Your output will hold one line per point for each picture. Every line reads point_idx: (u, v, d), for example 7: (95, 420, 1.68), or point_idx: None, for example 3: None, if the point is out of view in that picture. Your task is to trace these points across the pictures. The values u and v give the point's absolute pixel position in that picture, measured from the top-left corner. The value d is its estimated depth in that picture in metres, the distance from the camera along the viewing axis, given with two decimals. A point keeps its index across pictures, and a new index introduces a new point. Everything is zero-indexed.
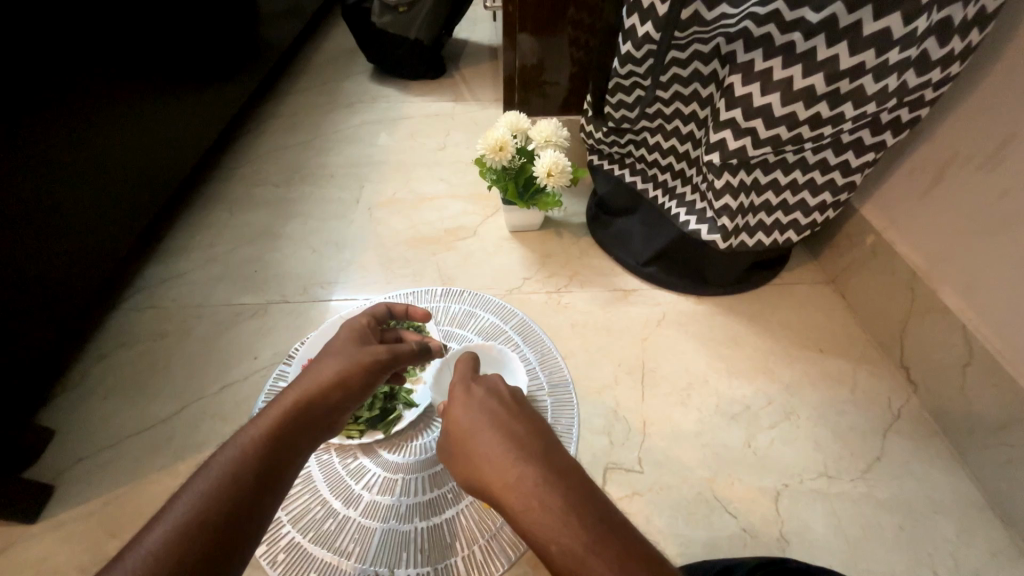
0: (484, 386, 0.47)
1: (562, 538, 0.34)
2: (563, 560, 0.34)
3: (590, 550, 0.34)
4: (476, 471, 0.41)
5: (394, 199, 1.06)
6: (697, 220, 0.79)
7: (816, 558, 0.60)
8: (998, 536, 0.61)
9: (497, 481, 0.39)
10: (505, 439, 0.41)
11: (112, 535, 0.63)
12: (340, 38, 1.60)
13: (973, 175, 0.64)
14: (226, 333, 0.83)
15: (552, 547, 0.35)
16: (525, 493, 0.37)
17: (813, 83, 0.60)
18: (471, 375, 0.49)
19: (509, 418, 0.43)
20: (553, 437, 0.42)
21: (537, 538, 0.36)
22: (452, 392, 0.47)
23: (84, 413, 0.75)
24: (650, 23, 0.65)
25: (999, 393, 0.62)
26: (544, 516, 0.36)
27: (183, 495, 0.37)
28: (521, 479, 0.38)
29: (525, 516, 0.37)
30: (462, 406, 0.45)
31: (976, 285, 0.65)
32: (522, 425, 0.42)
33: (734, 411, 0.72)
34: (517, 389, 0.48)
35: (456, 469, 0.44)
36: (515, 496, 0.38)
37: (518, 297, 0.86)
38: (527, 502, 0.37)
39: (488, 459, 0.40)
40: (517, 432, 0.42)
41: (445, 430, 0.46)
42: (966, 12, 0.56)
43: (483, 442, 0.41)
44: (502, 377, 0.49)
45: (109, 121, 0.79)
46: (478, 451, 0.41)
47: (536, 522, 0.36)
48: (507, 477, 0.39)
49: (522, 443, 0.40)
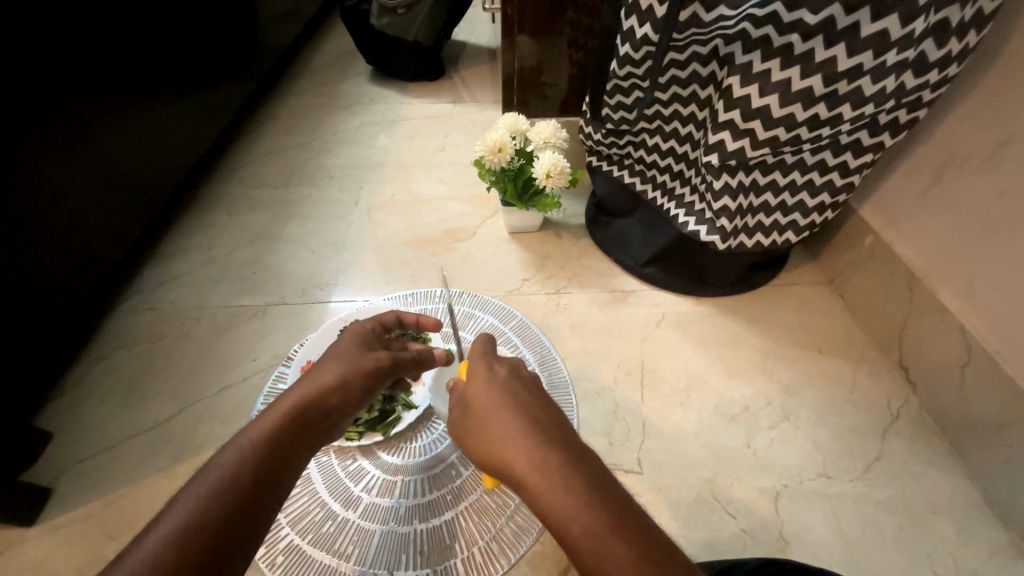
0: (505, 365, 0.46)
1: (583, 519, 0.34)
2: (582, 541, 0.34)
3: (611, 532, 0.34)
4: (494, 450, 0.41)
5: (393, 200, 1.06)
6: (696, 221, 0.79)
7: (815, 558, 0.60)
8: (997, 536, 0.61)
9: (515, 459, 0.39)
10: (526, 420, 0.41)
11: (112, 538, 0.64)
12: (341, 40, 1.61)
13: (971, 175, 0.64)
14: (225, 335, 0.83)
15: (572, 527, 0.35)
16: (546, 473, 0.37)
17: (812, 84, 0.60)
18: (490, 352, 0.48)
19: (530, 401, 0.43)
20: (570, 423, 0.42)
21: (556, 518, 0.35)
22: (472, 368, 0.47)
23: (84, 414, 0.75)
24: (648, 24, 0.65)
25: (999, 393, 0.62)
26: (566, 496, 0.35)
27: (181, 499, 0.37)
28: (544, 459, 0.37)
29: (545, 495, 0.36)
30: (482, 382, 0.45)
31: (974, 285, 0.65)
32: (542, 410, 0.42)
33: (734, 411, 0.72)
34: (535, 374, 0.48)
35: (470, 445, 0.44)
36: (534, 475, 0.37)
37: (518, 298, 0.86)
38: (547, 481, 0.36)
39: (508, 437, 0.40)
40: (538, 414, 0.41)
41: (459, 405, 0.46)
42: (964, 13, 0.55)
43: (502, 420, 0.41)
44: (520, 359, 0.49)
45: (107, 123, 0.79)
46: (496, 430, 0.41)
47: (556, 501, 0.36)
48: (527, 455, 0.38)
49: (542, 426, 0.40)
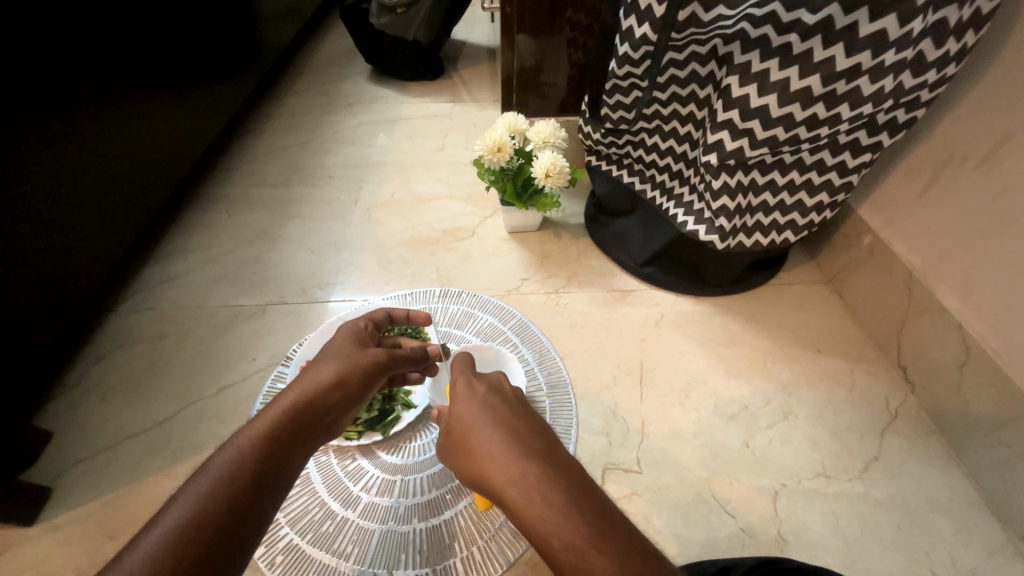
0: (486, 384, 0.48)
1: (565, 533, 0.35)
2: (565, 556, 0.34)
3: (592, 546, 0.34)
4: (479, 468, 0.41)
5: (393, 200, 1.06)
6: (695, 220, 0.79)
7: (814, 557, 0.60)
8: (995, 535, 0.62)
9: (498, 478, 0.39)
10: (506, 436, 0.41)
11: (111, 538, 0.64)
12: (340, 39, 1.61)
13: (969, 176, 0.64)
14: (225, 334, 0.84)
15: (554, 541, 0.35)
16: (526, 488, 0.37)
17: (810, 83, 0.60)
18: (472, 372, 0.50)
19: (511, 416, 0.44)
20: (552, 434, 0.42)
21: (537, 533, 0.36)
22: (455, 388, 0.48)
23: (84, 414, 0.75)
24: (647, 24, 0.65)
25: (996, 392, 0.62)
26: (546, 510, 0.36)
27: (181, 497, 0.37)
28: (524, 473, 0.38)
29: (527, 511, 0.37)
30: (465, 403, 0.46)
31: (972, 286, 0.65)
32: (524, 424, 0.43)
33: (732, 411, 0.72)
34: (518, 389, 0.49)
35: (458, 466, 0.44)
36: (515, 491, 0.38)
37: (517, 297, 0.86)
38: (528, 496, 0.37)
39: (491, 454, 0.41)
40: (518, 429, 0.42)
41: (445, 426, 0.46)
42: (961, 14, 0.55)
43: (484, 438, 0.42)
44: (504, 375, 0.50)
45: (106, 122, 0.79)
46: (479, 446, 0.42)
47: (538, 517, 0.36)
48: (508, 472, 0.39)
49: (523, 439, 0.41)
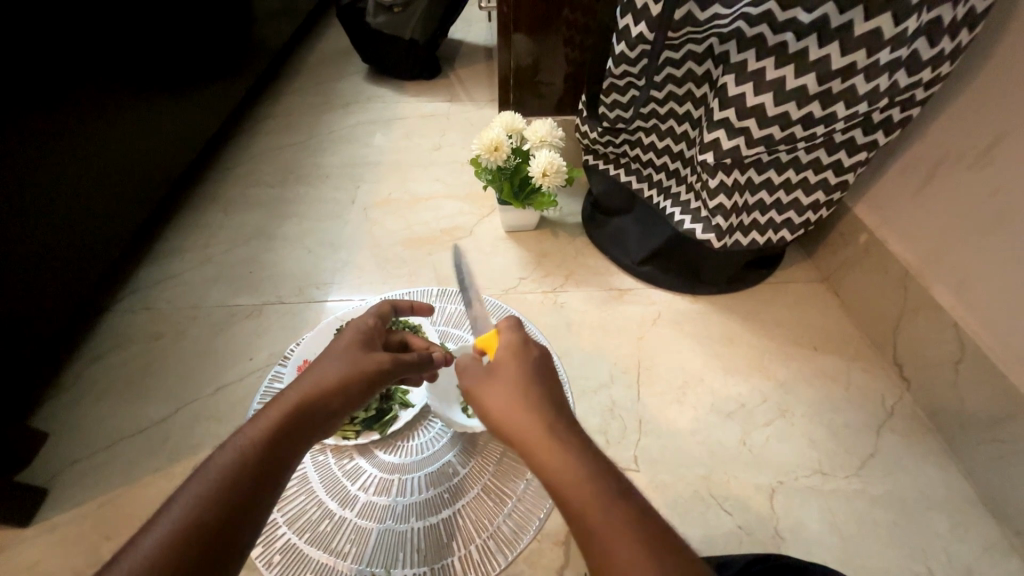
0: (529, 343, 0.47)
1: (581, 492, 0.35)
2: (579, 512, 0.35)
3: (610, 508, 0.34)
4: (501, 418, 0.41)
5: (390, 199, 1.06)
6: (692, 220, 0.79)
7: (810, 554, 0.60)
8: (991, 531, 0.62)
9: (522, 431, 0.40)
10: (536, 398, 0.41)
11: (107, 539, 0.63)
12: (337, 38, 1.60)
13: (963, 174, 0.64)
14: (221, 334, 0.83)
15: (571, 498, 0.35)
16: (550, 446, 0.38)
17: (805, 83, 0.60)
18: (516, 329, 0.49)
19: (542, 380, 0.44)
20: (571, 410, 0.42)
21: (555, 486, 0.36)
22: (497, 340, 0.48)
23: (79, 414, 0.75)
24: (643, 23, 0.65)
25: (991, 389, 0.63)
26: (568, 469, 0.36)
27: (179, 498, 0.37)
28: (548, 435, 0.38)
29: (549, 465, 0.37)
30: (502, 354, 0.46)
31: (967, 283, 0.65)
32: (552, 391, 0.43)
33: (729, 409, 0.72)
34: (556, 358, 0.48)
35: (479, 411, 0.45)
36: (537, 448, 0.38)
37: (515, 296, 0.86)
38: (551, 455, 0.37)
39: (519, 407, 0.41)
40: (548, 396, 0.42)
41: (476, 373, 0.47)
42: (955, 13, 0.56)
43: (511, 393, 0.42)
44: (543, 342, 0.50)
45: (100, 122, 0.79)
46: (504, 400, 0.42)
47: (559, 472, 0.36)
48: (533, 428, 0.39)
49: (550, 406, 0.41)
